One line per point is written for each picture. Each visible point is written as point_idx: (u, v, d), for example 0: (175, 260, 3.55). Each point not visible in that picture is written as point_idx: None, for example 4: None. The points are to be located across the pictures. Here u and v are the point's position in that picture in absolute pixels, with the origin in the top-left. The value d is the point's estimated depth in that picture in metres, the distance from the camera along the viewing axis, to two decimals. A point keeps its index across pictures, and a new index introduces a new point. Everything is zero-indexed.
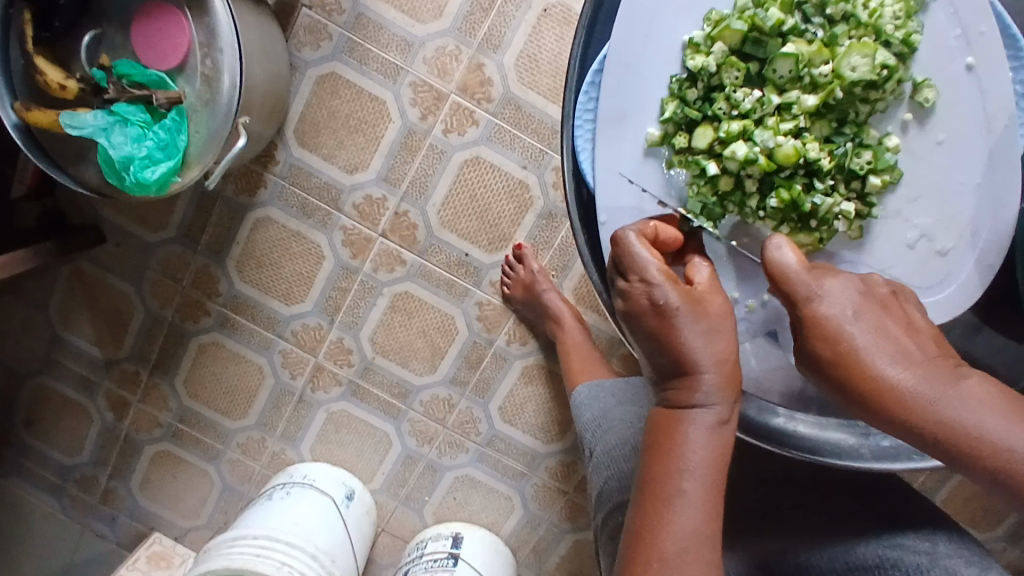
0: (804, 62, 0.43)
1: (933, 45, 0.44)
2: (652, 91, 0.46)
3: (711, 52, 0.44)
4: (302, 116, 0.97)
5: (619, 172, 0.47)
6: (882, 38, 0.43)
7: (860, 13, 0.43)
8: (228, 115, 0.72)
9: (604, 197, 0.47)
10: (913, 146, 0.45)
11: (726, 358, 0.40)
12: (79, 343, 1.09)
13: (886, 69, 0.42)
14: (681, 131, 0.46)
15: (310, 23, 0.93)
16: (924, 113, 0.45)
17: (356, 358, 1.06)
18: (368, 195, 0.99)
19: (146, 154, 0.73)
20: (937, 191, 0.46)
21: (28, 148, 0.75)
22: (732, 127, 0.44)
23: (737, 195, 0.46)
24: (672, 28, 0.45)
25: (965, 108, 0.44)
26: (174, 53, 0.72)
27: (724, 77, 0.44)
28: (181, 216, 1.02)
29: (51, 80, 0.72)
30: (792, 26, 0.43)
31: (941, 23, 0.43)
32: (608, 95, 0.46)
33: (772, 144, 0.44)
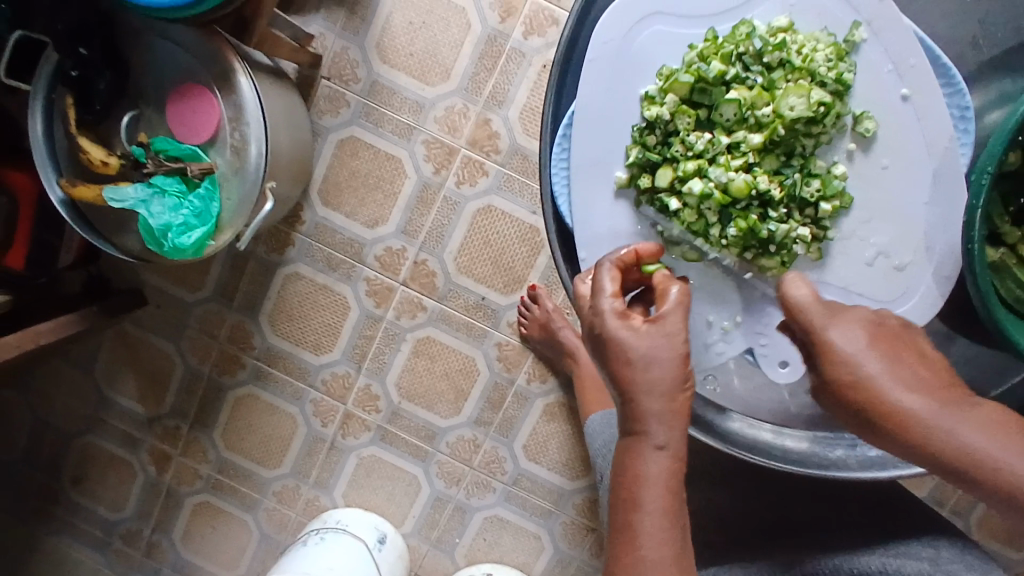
0: (748, 105, 0.49)
1: (869, 82, 0.49)
2: (619, 139, 0.52)
3: (664, 102, 0.50)
4: (324, 178, 1.04)
5: (598, 212, 0.53)
6: (817, 79, 0.48)
7: (794, 58, 0.48)
8: (256, 182, 0.80)
9: (583, 235, 0.53)
10: (862, 172, 0.51)
11: (666, 379, 0.46)
12: (123, 402, 1.15)
13: (823, 106, 0.48)
14: (645, 173, 0.52)
15: (330, 92, 1.01)
16: (867, 142, 0.50)
17: (383, 404, 1.10)
18: (388, 247, 1.05)
19: (183, 221, 0.80)
20: (890, 211, 0.51)
21: (74, 219, 0.83)
22: (687, 167, 0.49)
23: (701, 227, 0.51)
24: (631, 83, 0.51)
25: (906, 136, 0.50)
26: (205, 128, 0.80)
27: (678, 124, 0.50)
28: (216, 277, 1.09)
29: (94, 158, 0.79)
30: (735, 74, 0.49)
31: (875, 61, 0.49)
32: (582, 145, 0.52)
33: (726, 179, 0.49)
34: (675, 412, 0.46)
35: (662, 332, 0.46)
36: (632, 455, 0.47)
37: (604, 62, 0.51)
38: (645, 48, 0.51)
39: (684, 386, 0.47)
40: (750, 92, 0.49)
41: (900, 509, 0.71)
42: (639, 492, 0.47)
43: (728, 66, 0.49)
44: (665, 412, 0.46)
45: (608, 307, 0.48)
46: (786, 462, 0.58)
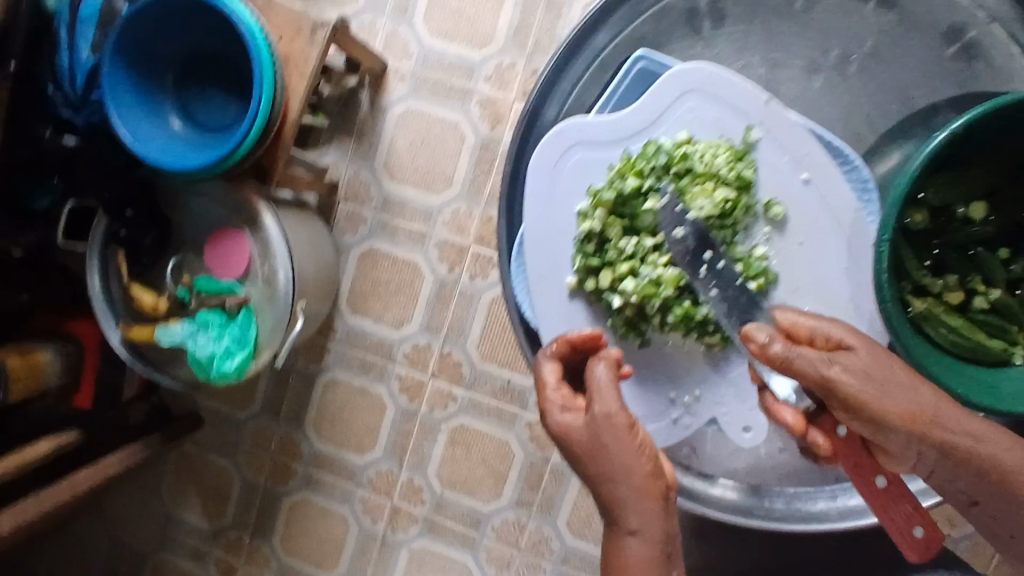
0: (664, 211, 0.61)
1: (771, 173, 0.60)
2: (563, 250, 0.63)
3: (594, 217, 0.62)
4: (351, 289, 1.13)
5: (554, 312, 0.64)
6: (720, 180, 0.60)
7: (695, 166, 0.60)
8: (287, 304, 0.89)
9: (546, 334, 0.64)
10: (781, 249, 0.61)
11: (619, 462, 0.54)
12: (189, 519, 1.23)
13: (728, 202, 0.60)
14: (590, 275, 0.63)
15: (348, 213, 1.11)
16: (779, 224, 0.61)
17: (427, 495, 1.15)
18: (415, 344, 1.12)
19: (224, 349, 0.89)
20: (811, 281, 0.60)
21: (133, 358, 0.94)
22: (622, 268, 0.61)
23: (649, 316, 0.62)
24: (567, 203, 0.63)
25: (812, 216, 0.60)
26: (239, 265, 0.90)
27: (610, 232, 0.62)
28: (263, 391, 1.18)
29: (147, 302, 0.93)
30: (652, 186, 0.61)
31: (772, 154, 0.60)
32: (535, 259, 0.63)
33: (656, 275, 0.61)
34: (640, 497, 0.53)
35: (598, 419, 0.55)
36: (614, 542, 0.54)
37: (543, 190, 0.62)
38: (569, 175, 0.62)
39: (641, 464, 0.54)
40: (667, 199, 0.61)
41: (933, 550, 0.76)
42: None
43: (643, 180, 0.60)
44: (629, 493, 0.53)
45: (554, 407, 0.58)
46: (770, 521, 0.65)
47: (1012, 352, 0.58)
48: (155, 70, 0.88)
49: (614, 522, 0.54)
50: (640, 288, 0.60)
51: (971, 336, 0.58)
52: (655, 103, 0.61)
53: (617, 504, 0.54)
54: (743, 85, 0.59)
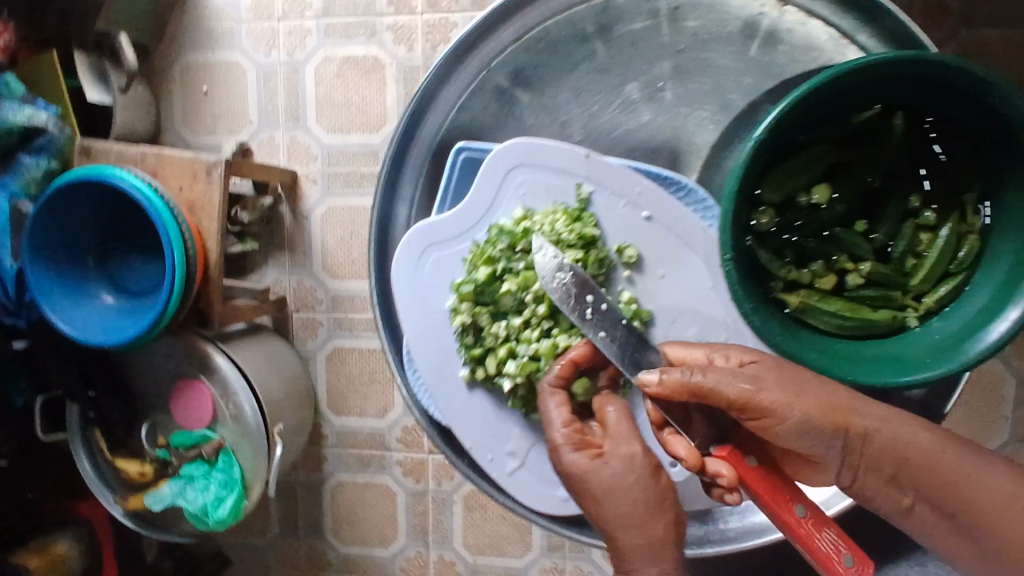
0: (521, 288, 0.67)
1: (612, 222, 0.68)
2: (450, 347, 0.71)
3: (462, 311, 0.69)
4: (328, 391, 1.14)
5: (458, 403, 0.71)
6: (563, 244, 0.66)
7: (538, 239, 0.67)
8: (261, 435, 0.91)
9: (458, 425, 0.71)
10: (646, 284, 0.68)
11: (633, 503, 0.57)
12: None
13: (579, 263, 0.66)
14: (478, 366, 0.71)
15: (304, 321, 1.13)
16: (635, 265, 0.68)
17: (461, 567, 1.14)
18: (404, 426, 1.13)
19: (215, 496, 0.90)
20: (680, 307, 0.68)
21: (139, 525, 0.95)
22: (501, 352, 0.68)
23: (542, 387, 0.69)
24: (441, 302, 0.71)
25: (659, 250, 0.68)
26: (205, 412, 0.92)
27: (481, 320, 0.70)
28: (277, 514, 1.19)
29: (133, 472, 0.94)
30: (504, 268, 0.68)
31: (608, 204, 0.68)
32: (427, 363, 0.71)
33: (532, 350, 0.67)
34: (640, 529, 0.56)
35: (616, 455, 0.59)
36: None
37: (422, 295, 0.71)
38: (432, 279, 0.71)
39: (648, 499, 0.57)
40: (519, 280, 0.67)
41: None
42: None
43: (494, 266, 0.68)
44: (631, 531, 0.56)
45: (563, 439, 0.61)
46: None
47: (902, 318, 0.66)
48: (75, 256, 0.90)
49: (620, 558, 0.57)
50: (523, 368, 0.67)
51: (853, 316, 0.65)
52: (487, 190, 0.69)
53: (621, 547, 0.57)
54: (557, 149, 0.67)
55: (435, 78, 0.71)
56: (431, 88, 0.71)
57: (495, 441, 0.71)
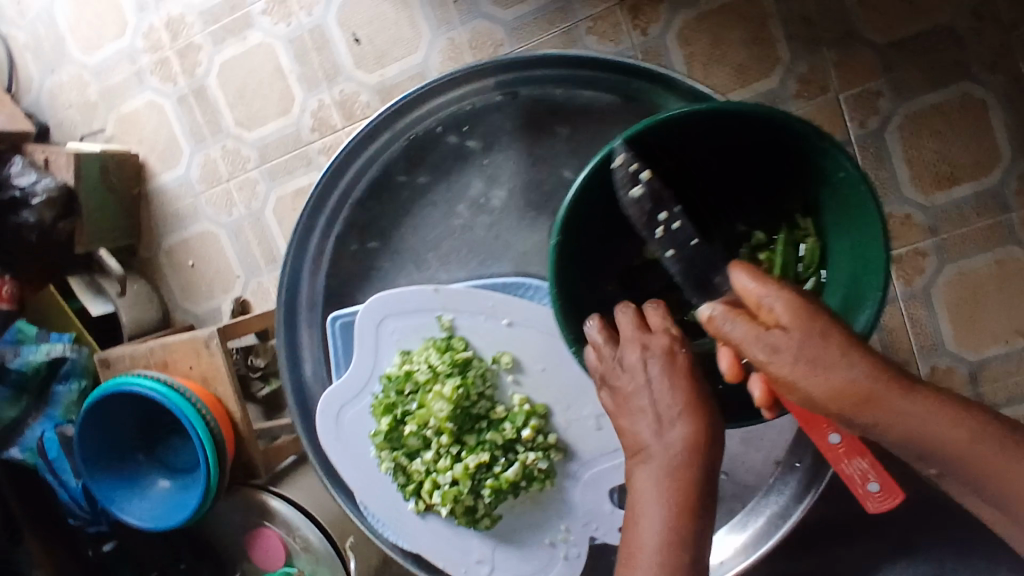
0: (422, 426, 0.69)
1: (479, 336, 0.69)
2: (390, 490, 0.72)
3: (384, 456, 0.71)
4: None
5: (419, 532, 0.72)
6: (442, 374, 0.68)
7: (419, 377, 0.69)
8: (332, 557, 0.97)
9: (427, 550, 0.72)
10: (532, 383, 0.69)
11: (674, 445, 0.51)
12: None
13: (460, 387, 0.67)
14: (419, 500, 0.71)
15: None
16: (514, 367, 0.69)
17: None
18: None
19: None
20: (563, 395, 0.69)
21: None
22: (427, 487, 0.69)
23: (475, 505, 0.69)
24: (367, 454, 0.72)
25: (531, 348, 0.69)
26: (279, 551, 1.00)
27: (401, 461, 0.71)
28: None
29: None
30: (403, 411, 0.70)
31: (470, 321, 0.69)
32: (378, 506, 0.72)
33: (452, 476, 0.68)
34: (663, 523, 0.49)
35: (640, 392, 0.54)
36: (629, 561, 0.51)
37: (348, 454, 0.73)
38: (354, 432, 0.73)
39: (679, 446, 0.51)
40: (416, 420, 0.68)
41: None
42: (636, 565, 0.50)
43: (393, 412, 0.70)
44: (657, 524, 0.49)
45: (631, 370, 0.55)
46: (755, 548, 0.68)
47: None
48: (126, 456, 1.01)
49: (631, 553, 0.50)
50: (447, 498, 0.68)
51: None
52: (366, 346, 0.70)
53: (636, 548, 0.50)
54: (409, 292, 0.68)
55: (299, 239, 0.70)
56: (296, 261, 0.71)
57: (463, 560, 0.72)
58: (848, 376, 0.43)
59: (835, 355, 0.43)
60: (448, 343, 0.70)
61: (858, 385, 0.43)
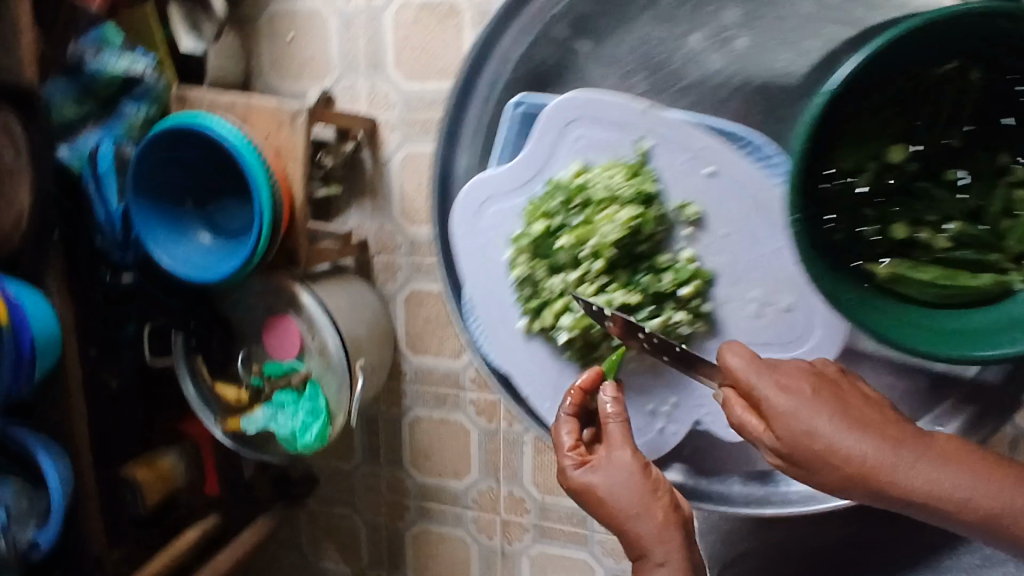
0: (576, 244, 0.74)
1: (676, 178, 0.73)
2: (509, 299, 0.80)
3: (521, 263, 0.78)
4: (407, 333, 1.19)
5: (515, 350, 0.80)
6: (620, 201, 0.73)
7: (593, 198, 0.74)
8: (344, 369, 0.96)
9: (518, 371, 0.81)
10: (708, 245, 0.74)
11: (641, 488, 0.68)
12: (333, 567, 1.36)
13: (635, 220, 0.72)
14: (538, 312, 0.78)
15: (384, 264, 1.17)
16: (699, 220, 0.73)
17: (530, 504, 1.20)
18: (478, 369, 1.16)
19: (302, 422, 0.98)
20: (737, 269, 0.73)
21: (239, 445, 1.04)
22: (557, 305, 0.77)
23: (596, 341, 0.78)
24: (501, 257, 0.80)
25: (728, 212, 0.72)
26: (294, 344, 0.99)
27: (545, 269, 0.76)
28: (361, 444, 1.27)
29: (231, 397, 1.03)
30: (560, 223, 0.75)
31: (671, 160, 0.73)
32: (487, 313, 0.80)
33: (591, 299, 0.74)
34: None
35: (616, 462, 0.69)
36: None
37: (478, 253, 0.81)
38: (491, 225, 0.79)
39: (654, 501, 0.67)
40: (575, 234, 0.74)
41: None
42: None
43: (551, 221, 0.76)
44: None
45: (642, 475, 0.68)
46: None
47: (1007, 280, 0.64)
48: (174, 201, 0.97)
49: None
50: (578, 321, 0.75)
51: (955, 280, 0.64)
52: (542, 148, 0.77)
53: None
54: (614, 103, 0.74)
55: (501, 20, 0.80)
56: (491, 37, 0.80)
57: (542, 392, 0.80)
58: (855, 450, 0.58)
59: (851, 426, 0.59)
60: (638, 170, 0.74)
61: (871, 459, 0.57)
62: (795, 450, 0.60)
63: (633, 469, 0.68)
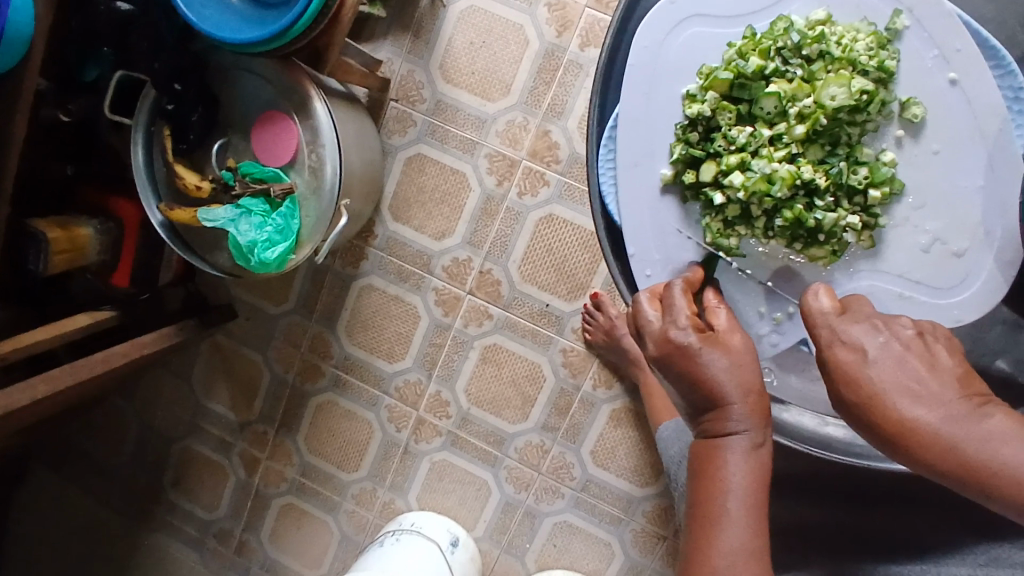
0: (789, 98, 0.52)
1: (913, 67, 0.53)
2: (661, 137, 0.57)
3: (705, 100, 0.54)
4: (394, 194, 1.09)
5: (642, 206, 0.58)
6: (858, 68, 0.52)
7: (833, 49, 0.52)
8: (332, 199, 0.87)
9: (631, 233, 0.59)
10: (911, 158, 0.54)
11: (751, 389, 0.51)
12: (217, 408, 1.25)
13: (865, 94, 0.51)
14: (689, 169, 0.56)
15: (398, 113, 1.07)
16: (915, 127, 0.53)
17: (453, 410, 1.15)
18: (455, 258, 1.09)
19: (267, 238, 0.86)
20: (942, 197, 0.54)
21: (174, 239, 0.93)
22: (730, 161, 0.53)
23: (744, 215, 0.56)
24: (672, 83, 0.56)
25: (954, 121, 0.53)
26: (286, 152, 0.87)
27: (720, 119, 0.54)
28: (298, 291, 1.16)
29: (190, 183, 0.88)
30: (778, 69, 0.53)
31: (918, 47, 0.52)
32: (626, 148, 0.57)
33: (769, 170, 0.52)
34: (752, 511, 0.51)
35: (733, 342, 0.52)
36: (707, 539, 0.52)
37: (641, 67, 0.56)
38: (680, 55, 0.56)
39: (751, 394, 0.51)
40: (795, 87, 0.52)
41: None
42: (713, 501, 0.52)
43: (768, 62, 0.52)
44: (741, 506, 0.51)
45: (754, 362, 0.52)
46: (849, 456, 0.64)
47: None
48: None
49: (713, 536, 0.52)
50: (751, 184, 0.52)
51: None
52: None
53: (723, 490, 0.52)
54: None
55: None
56: None
57: (646, 253, 0.59)
58: (908, 412, 0.43)
59: (911, 387, 0.44)
60: (884, 45, 0.53)
61: (923, 423, 0.43)
62: (834, 393, 0.46)
63: (753, 361, 0.51)
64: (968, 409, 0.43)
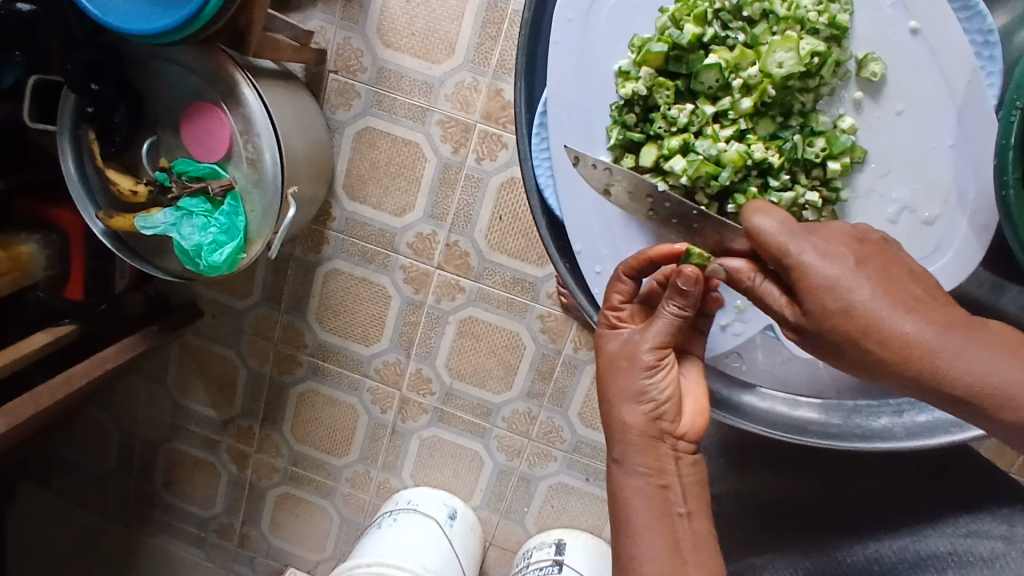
0: (731, 68, 0.51)
1: (873, 17, 0.50)
2: (599, 119, 0.54)
3: (639, 77, 0.52)
4: (348, 172, 1.04)
5: (582, 200, 0.55)
6: (808, 26, 0.50)
7: (778, 8, 0.50)
8: (275, 189, 0.81)
9: (575, 231, 0.56)
10: (872, 120, 0.52)
11: (626, 393, 0.53)
12: (197, 407, 1.22)
13: (817, 56, 0.49)
14: (628, 153, 0.54)
15: (340, 86, 1.00)
16: (875, 87, 0.51)
17: (436, 386, 1.13)
18: (419, 233, 1.05)
19: (212, 240, 0.81)
20: (904, 161, 0.52)
21: (116, 248, 0.88)
22: (672, 144, 0.51)
23: (700, 200, 0.53)
24: (604, 60, 0.53)
25: (912, 78, 0.51)
26: (219, 145, 0.81)
27: (657, 98, 0.52)
28: (262, 282, 1.12)
29: (124, 188, 0.83)
30: (718, 36, 0.51)
31: None
32: (558, 134, 0.54)
33: (715, 151, 0.51)
34: (656, 537, 0.51)
35: (633, 343, 0.53)
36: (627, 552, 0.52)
37: (566, 44, 0.53)
38: (612, 27, 0.52)
39: (623, 396, 0.53)
40: (738, 54, 0.51)
41: (968, 456, 0.72)
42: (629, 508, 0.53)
43: (705, 28, 0.51)
44: (649, 528, 0.51)
45: (641, 377, 0.53)
46: (828, 438, 0.60)
47: None
48: None
49: (627, 557, 0.52)
50: (693, 169, 0.50)
51: None
52: None
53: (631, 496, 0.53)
54: None
55: None
56: None
57: (593, 248, 0.57)
58: (897, 325, 0.43)
59: (900, 303, 0.43)
60: None
61: (914, 338, 0.42)
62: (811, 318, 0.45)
63: (641, 369, 0.53)
64: (952, 320, 0.43)
